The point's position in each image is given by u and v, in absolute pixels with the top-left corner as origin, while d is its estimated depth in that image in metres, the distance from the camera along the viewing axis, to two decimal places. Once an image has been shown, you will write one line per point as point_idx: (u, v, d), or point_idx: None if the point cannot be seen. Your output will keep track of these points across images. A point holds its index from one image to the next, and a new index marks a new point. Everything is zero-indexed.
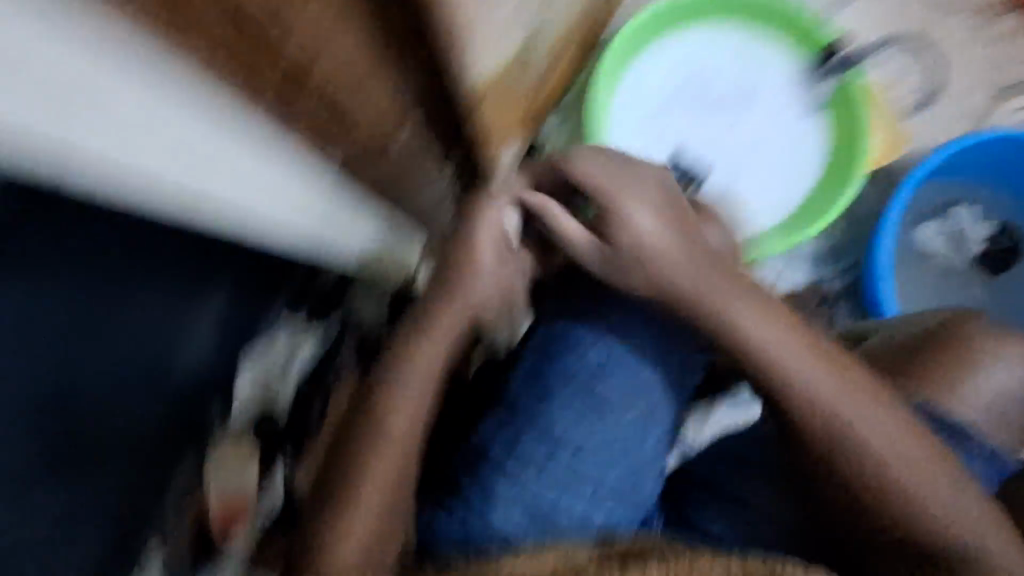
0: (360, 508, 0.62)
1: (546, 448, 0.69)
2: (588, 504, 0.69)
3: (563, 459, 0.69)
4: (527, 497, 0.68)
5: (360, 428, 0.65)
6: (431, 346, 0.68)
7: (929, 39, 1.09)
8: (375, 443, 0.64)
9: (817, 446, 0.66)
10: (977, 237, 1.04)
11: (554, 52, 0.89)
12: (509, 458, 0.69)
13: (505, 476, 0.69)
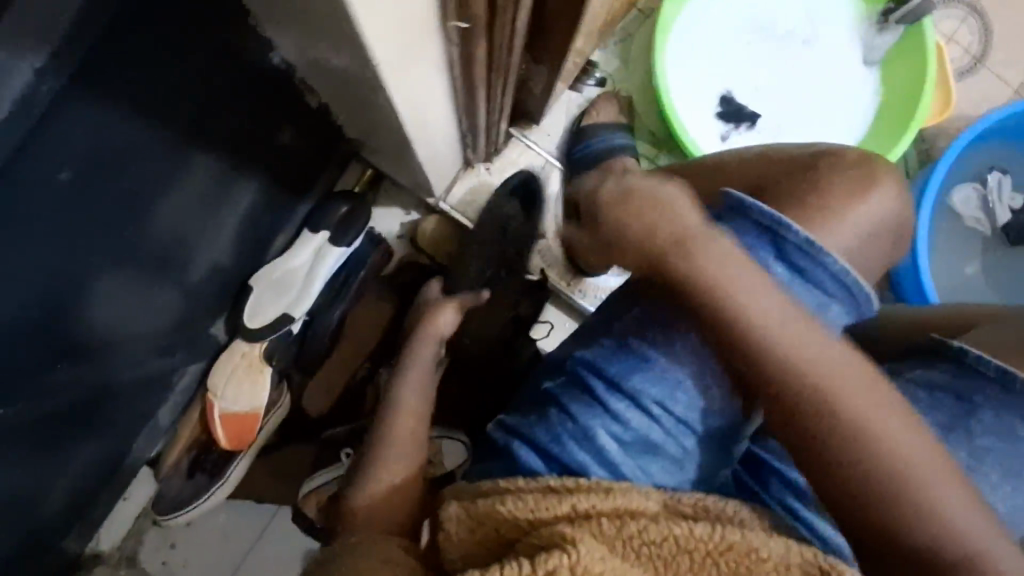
0: (389, 467, 0.63)
1: (661, 387, 0.54)
2: (673, 466, 0.54)
3: (637, 427, 0.54)
4: (625, 438, 0.54)
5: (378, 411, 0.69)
6: (422, 347, 0.74)
7: None
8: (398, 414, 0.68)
9: (874, 520, 0.45)
10: (1018, 202, 0.99)
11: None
12: (615, 389, 0.55)
13: (603, 410, 0.55)
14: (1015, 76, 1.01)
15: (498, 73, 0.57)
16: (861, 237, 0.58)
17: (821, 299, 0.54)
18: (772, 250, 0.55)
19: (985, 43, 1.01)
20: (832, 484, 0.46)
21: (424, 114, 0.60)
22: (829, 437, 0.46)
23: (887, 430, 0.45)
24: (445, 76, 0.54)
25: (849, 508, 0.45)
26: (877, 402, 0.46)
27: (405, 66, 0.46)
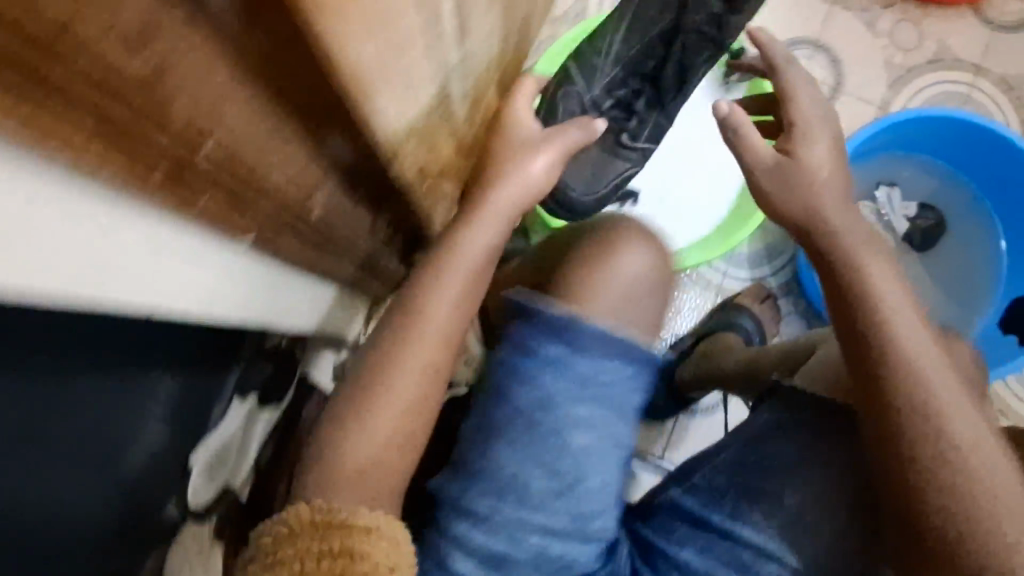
0: (375, 422, 0.59)
1: (493, 496, 0.58)
2: (533, 567, 0.58)
3: (489, 538, 0.58)
4: (479, 556, 0.57)
5: (399, 316, 0.62)
6: (480, 231, 0.65)
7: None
8: (414, 338, 0.61)
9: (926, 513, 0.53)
10: (911, 209, 1.03)
11: (483, 89, 0.84)
12: (456, 512, 0.59)
13: (452, 536, 0.58)
14: (872, 95, 1.07)
15: (334, 233, 0.61)
16: (632, 284, 0.67)
17: (599, 364, 0.60)
18: (547, 339, 0.60)
19: (837, 73, 1.07)
20: (913, 457, 0.54)
21: (268, 284, 0.56)
22: (923, 416, 0.54)
23: (969, 434, 0.54)
24: (259, 259, 0.51)
25: (919, 488, 0.53)
26: (964, 407, 0.55)
27: (196, 286, 0.44)
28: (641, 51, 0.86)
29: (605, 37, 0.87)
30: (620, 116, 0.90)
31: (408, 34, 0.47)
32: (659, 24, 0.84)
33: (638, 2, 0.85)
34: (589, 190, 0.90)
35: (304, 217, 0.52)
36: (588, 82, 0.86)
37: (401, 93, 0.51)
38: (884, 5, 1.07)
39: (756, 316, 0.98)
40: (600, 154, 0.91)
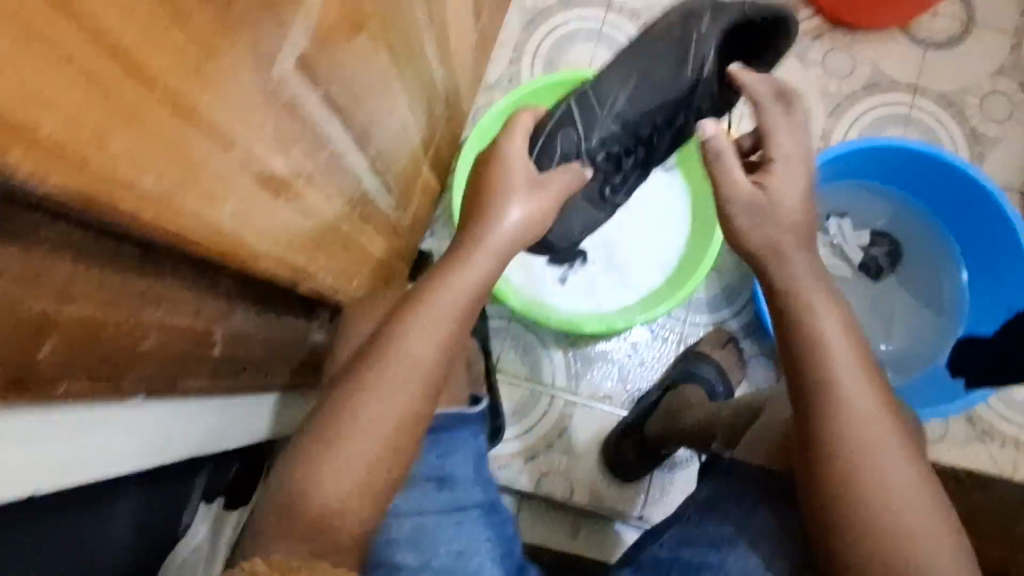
0: (357, 445, 0.57)
1: None
2: None
3: None
4: None
5: (388, 343, 0.60)
6: (472, 263, 0.64)
7: None
8: (401, 366, 0.59)
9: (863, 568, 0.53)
10: (864, 238, 1.04)
11: (411, 172, 0.85)
12: None
13: None
14: (812, 126, 1.06)
15: (253, 358, 0.61)
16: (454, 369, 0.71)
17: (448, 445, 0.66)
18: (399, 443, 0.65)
19: None
20: (852, 512, 0.54)
21: (179, 417, 0.55)
22: (865, 473, 0.55)
23: (904, 492, 0.54)
24: (150, 401, 0.49)
25: (860, 547, 0.53)
26: (906, 470, 0.55)
27: (72, 453, 0.43)
28: (645, 118, 0.76)
29: (609, 86, 0.75)
30: (610, 168, 0.82)
31: (278, 173, 0.49)
32: (668, 94, 0.73)
33: (652, 56, 0.73)
34: (566, 239, 0.89)
35: (199, 352, 0.51)
36: (586, 133, 0.76)
37: (284, 223, 0.52)
38: (811, 36, 1.07)
39: (717, 364, 0.97)
40: (581, 203, 0.86)
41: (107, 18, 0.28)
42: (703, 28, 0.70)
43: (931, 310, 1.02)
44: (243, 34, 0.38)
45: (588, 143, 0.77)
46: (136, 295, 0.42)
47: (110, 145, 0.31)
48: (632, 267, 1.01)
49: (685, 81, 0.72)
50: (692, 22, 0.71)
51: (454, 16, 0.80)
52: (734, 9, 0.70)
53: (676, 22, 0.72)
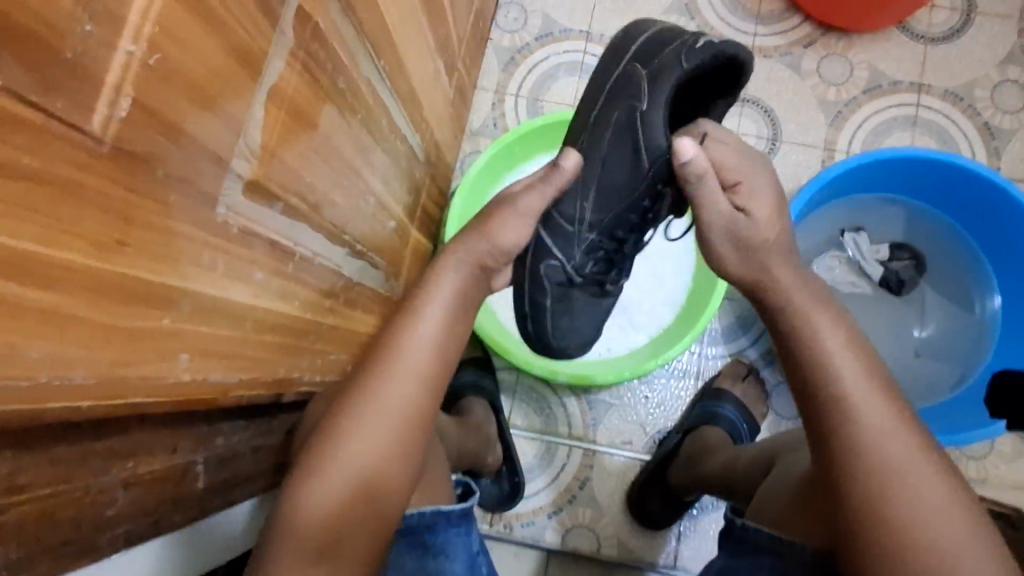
0: (355, 450, 0.57)
1: None
2: None
3: None
4: None
5: (377, 358, 0.62)
6: (448, 278, 0.66)
7: (756, 45, 1.03)
8: (393, 373, 0.60)
9: None
10: (883, 252, 1.00)
11: (398, 240, 0.82)
12: None
13: None
14: (813, 138, 1.01)
15: (243, 473, 0.59)
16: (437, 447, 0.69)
17: (435, 545, 0.62)
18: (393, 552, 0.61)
19: (773, 125, 1.02)
20: (875, 521, 0.48)
21: (178, 550, 0.51)
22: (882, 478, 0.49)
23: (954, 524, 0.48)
24: (140, 549, 0.45)
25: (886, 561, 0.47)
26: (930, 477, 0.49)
27: None
28: (621, 215, 0.71)
29: (572, 199, 0.71)
30: (602, 270, 0.77)
31: (241, 301, 0.46)
32: (636, 186, 0.68)
33: (606, 153, 0.68)
34: (574, 338, 0.81)
35: (180, 489, 0.49)
36: (565, 255, 0.73)
37: (257, 345, 0.50)
38: (802, 44, 1.03)
39: (738, 400, 0.93)
40: (584, 304, 0.80)
41: (11, 234, 0.26)
42: (644, 105, 0.64)
43: (958, 324, 0.98)
44: (180, 191, 0.36)
45: (575, 242, 0.73)
46: (95, 461, 0.39)
47: (30, 352, 0.28)
48: (644, 309, 0.97)
49: (647, 173, 0.67)
50: (631, 105, 0.65)
51: (423, 78, 0.77)
52: (673, 70, 0.63)
53: (615, 108, 0.66)
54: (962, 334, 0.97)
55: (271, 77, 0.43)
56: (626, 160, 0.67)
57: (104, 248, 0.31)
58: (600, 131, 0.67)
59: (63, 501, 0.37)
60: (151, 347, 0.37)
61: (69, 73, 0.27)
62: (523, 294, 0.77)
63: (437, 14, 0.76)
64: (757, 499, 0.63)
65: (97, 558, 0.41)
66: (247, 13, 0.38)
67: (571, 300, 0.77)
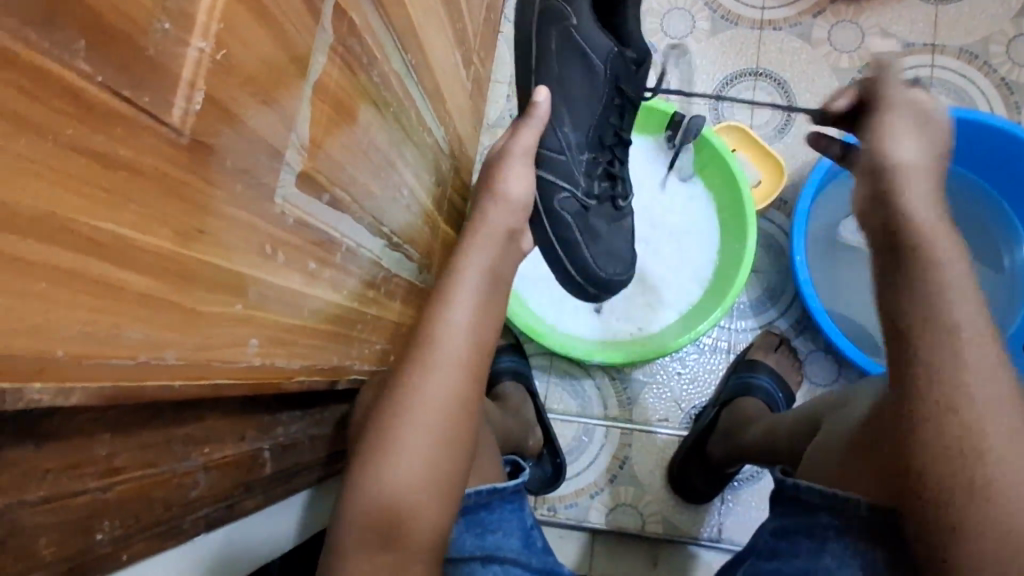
0: (402, 448, 0.57)
1: None
2: None
3: None
4: None
5: (414, 348, 0.62)
6: (474, 260, 0.67)
7: (765, 18, 1.04)
8: (431, 363, 0.61)
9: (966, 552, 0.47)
10: None
11: (429, 233, 0.84)
12: None
13: None
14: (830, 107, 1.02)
15: (304, 461, 0.61)
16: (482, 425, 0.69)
17: (492, 522, 0.64)
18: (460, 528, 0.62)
19: (787, 96, 1.02)
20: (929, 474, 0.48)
21: (244, 528, 0.53)
22: (936, 426, 0.49)
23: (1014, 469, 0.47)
24: (215, 528, 0.47)
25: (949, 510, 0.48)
26: (984, 424, 0.48)
27: None
28: (600, 121, 0.76)
29: (553, 131, 0.74)
30: (610, 185, 0.82)
31: (298, 290, 0.48)
32: (600, 92, 0.73)
33: (560, 75, 0.71)
34: (613, 262, 0.85)
35: (250, 472, 0.51)
36: (571, 184, 0.77)
37: (312, 333, 0.52)
38: (812, 14, 1.03)
39: (772, 369, 0.94)
40: (603, 229, 0.83)
41: (105, 223, 0.28)
42: (574, 19, 0.68)
43: (991, 282, 0.98)
44: (243, 182, 0.38)
45: (573, 166, 0.77)
46: (178, 445, 0.41)
47: (127, 331, 0.31)
48: (653, 257, 1.00)
49: (603, 75, 0.72)
50: (562, 24, 0.69)
51: (444, 71, 0.78)
52: None
53: (549, 34, 0.70)
54: (999, 290, 0.97)
55: (315, 71, 0.45)
56: (576, 70, 0.71)
57: (184, 236, 0.33)
58: (547, 59, 0.71)
59: (152, 481, 0.39)
60: (224, 331, 0.39)
61: (148, 68, 0.29)
62: (551, 238, 0.81)
63: (455, 6, 0.77)
64: (805, 465, 0.64)
65: (183, 535, 0.43)
66: (295, 7, 0.40)
67: (593, 228, 0.82)
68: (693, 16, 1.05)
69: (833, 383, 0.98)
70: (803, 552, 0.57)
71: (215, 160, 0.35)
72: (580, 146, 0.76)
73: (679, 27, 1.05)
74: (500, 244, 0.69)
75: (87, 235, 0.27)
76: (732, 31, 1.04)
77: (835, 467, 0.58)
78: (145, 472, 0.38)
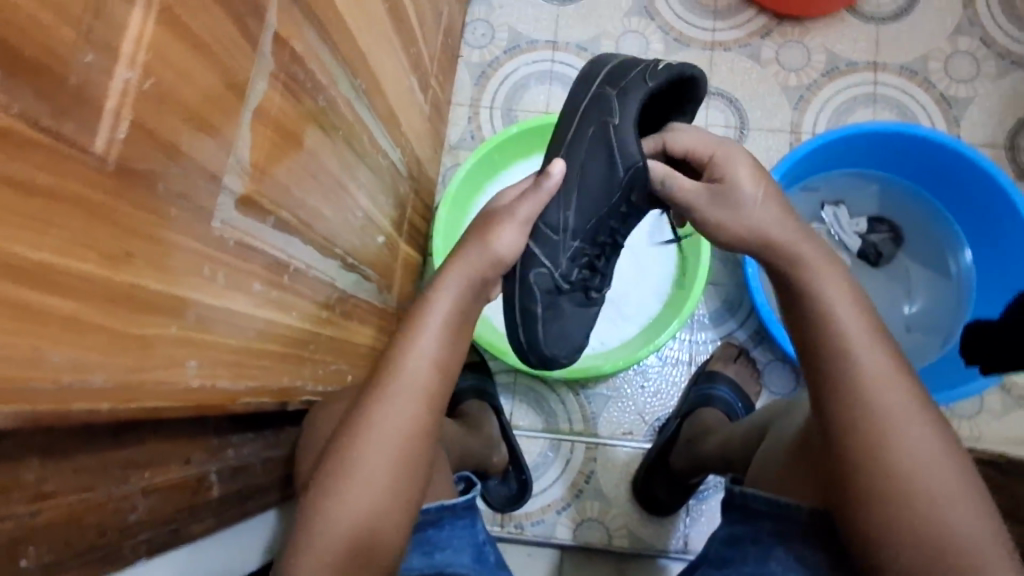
0: (362, 473, 0.57)
1: None
2: None
3: None
4: None
5: (380, 372, 0.62)
6: (449, 291, 0.64)
7: (715, 40, 1.08)
8: (396, 390, 0.60)
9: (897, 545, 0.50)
10: (862, 225, 1.03)
11: (388, 253, 0.85)
12: None
13: None
14: (780, 123, 1.05)
15: (257, 484, 0.60)
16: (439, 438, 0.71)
17: (441, 539, 0.64)
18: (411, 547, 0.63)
19: (739, 113, 1.06)
20: (873, 480, 0.51)
21: (206, 551, 0.52)
22: None
23: (927, 469, 0.50)
24: (167, 553, 0.47)
25: (887, 510, 0.50)
26: (905, 425, 0.52)
27: None
28: (601, 220, 0.69)
29: (556, 206, 0.67)
30: (588, 276, 0.74)
31: (242, 312, 0.49)
32: (611, 194, 0.67)
33: (583, 164, 0.66)
34: (562, 346, 0.74)
35: (196, 496, 0.50)
36: (553, 262, 0.69)
37: (260, 354, 0.53)
38: (759, 36, 1.07)
39: (732, 380, 0.95)
40: (573, 312, 0.75)
41: (27, 247, 0.28)
42: (616, 118, 0.64)
43: (937, 290, 1.01)
44: (179, 206, 0.39)
45: (557, 250, 0.69)
46: (116, 468, 0.42)
47: (51, 353, 0.31)
48: (632, 310, 1.00)
49: (621, 181, 0.65)
50: (603, 119, 0.64)
51: (399, 95, 0.80)
52: (638, 88, 0.64)
53: (588, 126, 0.65)
54: (944, 298, 1.00)
55: (255, 98, 0.46)
56: (597, 170, 0.65)
57: (113, 259, 0.34)
58: (577, 142, 0.66)
59: (84, 506, 0.39)
60: (158, 353, 0.39)
61: (72, 98, 0.29)
62: (513, 307, 0.71)
63: (408, 33, 0.79)
64: (756, 467, 0.65)
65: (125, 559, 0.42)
66: (230, 37, 0.41)
67: (559, 309, 0.72)
68: (647, 40, 1.08)
69: (792, 393, 1.00)
70: (753, 558, 0.58)
71: (146, 185, 0.36)
72: (573, 238, 0.69)
73: (633, 50, 1.09)
74: (475, 285, 0.65)
75: (9, 259, 0.28)
76: (684, 52, 1.08)
77: (783, 473, 0.59)
78: (77, 496, 0.38)
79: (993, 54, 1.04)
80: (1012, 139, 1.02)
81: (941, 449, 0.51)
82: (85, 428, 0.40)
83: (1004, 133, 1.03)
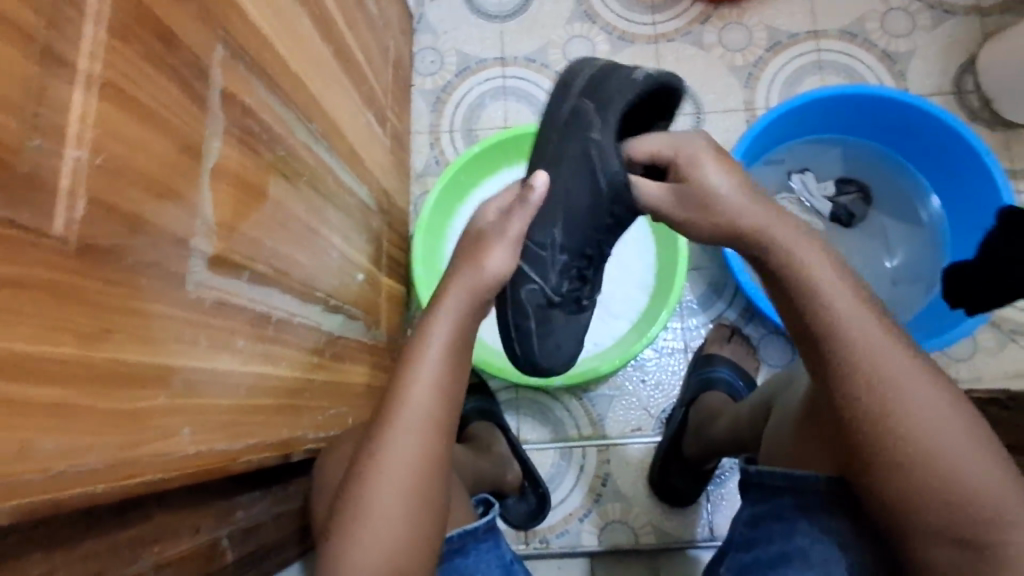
0: (378, 513, 0.57)
1: None
2: None
3: None
4: None
5: (384, 407, 0.61)
6: (444, 319, 0.63)
7: (658, 32, 1.10)
8: (403, 424, 0.59)
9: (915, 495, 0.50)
10: (830, 188, 1.05)
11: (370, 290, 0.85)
12: None
13: None
14: (734, 103, 1.07)
15: (271, 541, 0.60)
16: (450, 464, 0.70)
17: (469, 564, 0.63)
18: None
19: (693, 99, 1.07)
20: (879, 435, 0.51)
21: None
22: None
23: (931, 414, 0.51)
24: None
25: (900, 461, 0.50)
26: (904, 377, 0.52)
27: None
28: (589, 235, 0.68)
29: (540, 222, 0.66)
30: (578, 288, 0.72)
31: (230, 370, 0.49)
32: (595, 209, 0.66)
33: (565, 181, 0.65)
34: (557, 357, 0.73)
35: (211, 564, 0.49)
36: (543, 279, 0.68)
37: (254, 410, 0.52)
38: (699, 22, 1.09)
39: (730, 360, 0.96)
40: (564, 321, 0.73)
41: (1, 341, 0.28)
42: (598, 133, 0.62)
43: (914, 239, 1.03)
44: (151, 275, 0.39)
45: (546, 266, 0.68)
46: (124, 549, 0.41)
47: (41, 443, 0.31)
48: (625, 307, 1.00)
49: (606, 199, 0.65)
50: (585, 135, 0.63)
51: (357, 133, 0.80)
52: (620, 101, 0.62)
53: (570, 143, 0.64)
54: (922, 246, 1.02)
55: (212, 157, 0.46)
56: (581, 188, 0.65)
57: (91, 338, 0.34)
58: (559, 160, 0.64)
59: None
60: (150, 427, 0.39)
61: (25, 185, 0.29)
62: (506, 327, 0.70)
63: (357, 71, 0.80)
64: (767, 442, 0.65)
65: None
66: (178, 101, 0.41)
67: (552, 321, 0.71)
68: (592, 43, 1.10)
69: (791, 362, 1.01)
70: (778, 533, 0.58)
71: (114, 259, 0.36)
72: (561, 253, 0.68)
73: (580, 54, 1.10)
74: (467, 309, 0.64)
75: None
76: (630, 49, 1.10)
77: (794, 444, 0.60)
78: None
79: (925, 5, 1.07)
80: (958, 83, 1.05)
81: (939, 393, 0.52)
82: (86, 514, 0.39)
83: (949, 79, 1.05)
